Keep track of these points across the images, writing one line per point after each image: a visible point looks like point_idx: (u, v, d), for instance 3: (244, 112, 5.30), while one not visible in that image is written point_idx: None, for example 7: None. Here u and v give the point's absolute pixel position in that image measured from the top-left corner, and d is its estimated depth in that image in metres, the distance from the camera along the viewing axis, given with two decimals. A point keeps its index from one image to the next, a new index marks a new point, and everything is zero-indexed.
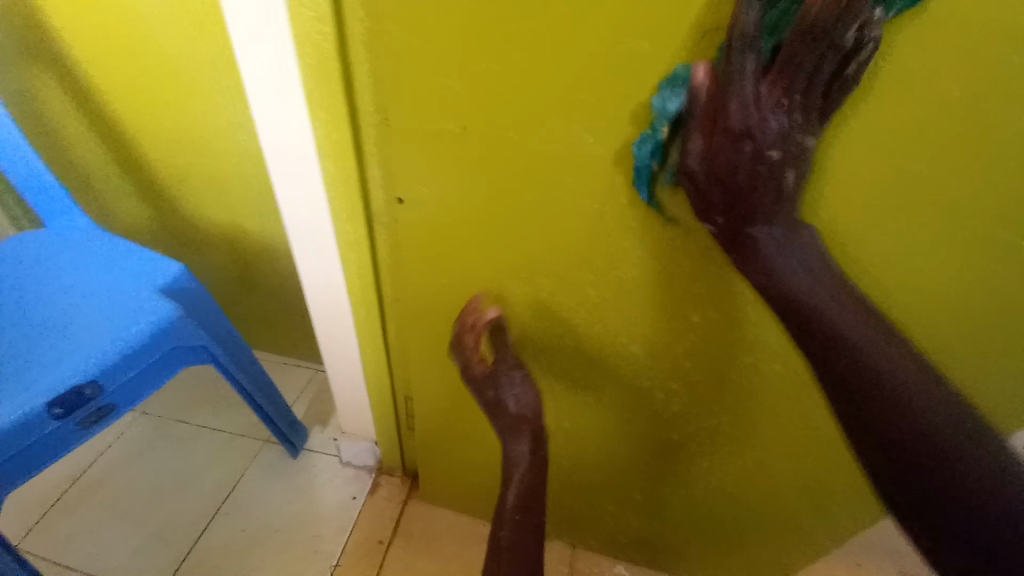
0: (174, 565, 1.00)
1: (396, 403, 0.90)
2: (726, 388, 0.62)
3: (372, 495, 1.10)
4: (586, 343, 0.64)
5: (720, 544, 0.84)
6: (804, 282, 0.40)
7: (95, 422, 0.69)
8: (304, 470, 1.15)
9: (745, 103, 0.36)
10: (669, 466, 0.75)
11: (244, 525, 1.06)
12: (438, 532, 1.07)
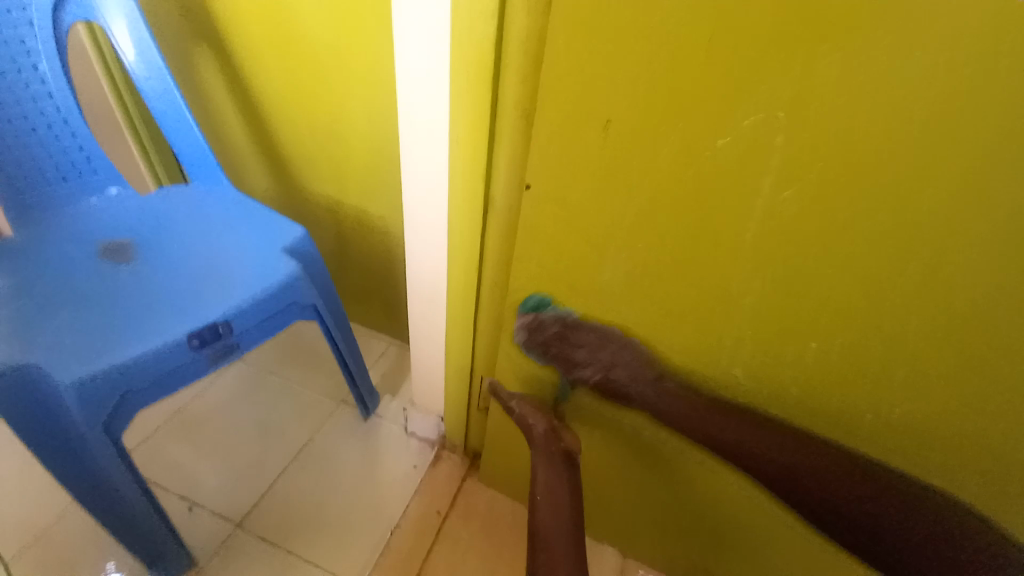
0: (255, 500, 1.12)
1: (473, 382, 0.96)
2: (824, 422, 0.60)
3: (434, 467, 1.18)
4: (680, 355, 0.63)
5: None
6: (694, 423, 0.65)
7: (222, 358, 0.79)
8: (372, 433, 1.24)
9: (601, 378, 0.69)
10: (737, 499, 0.74)
11: (318, 474, 1.16)
12: (492, 514, 1.11)
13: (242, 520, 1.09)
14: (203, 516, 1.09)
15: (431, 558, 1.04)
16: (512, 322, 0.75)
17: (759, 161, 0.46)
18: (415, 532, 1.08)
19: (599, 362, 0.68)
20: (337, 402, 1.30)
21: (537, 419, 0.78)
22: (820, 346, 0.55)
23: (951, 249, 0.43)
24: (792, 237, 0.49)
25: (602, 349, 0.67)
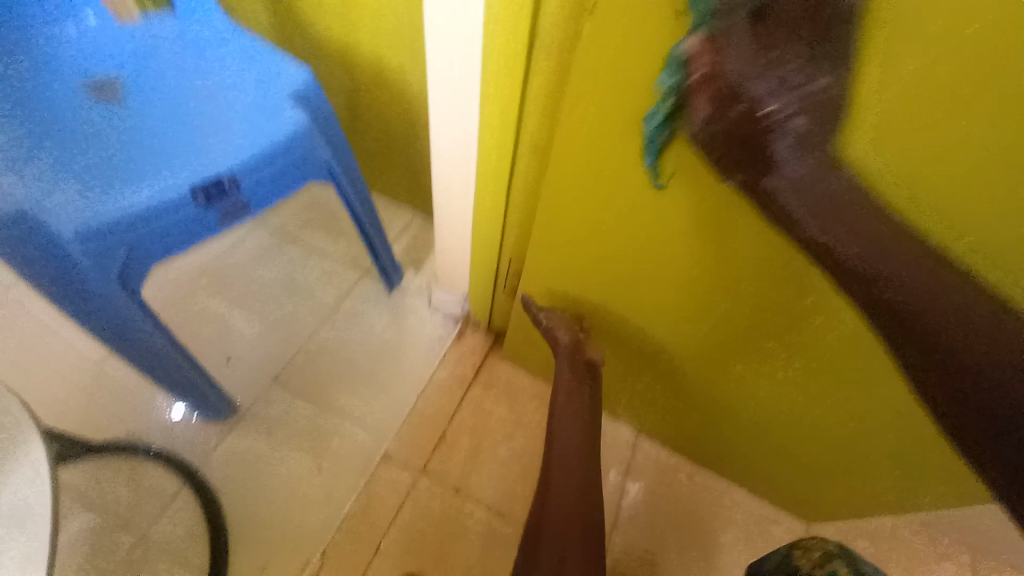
0: (287, 358, 1.17)
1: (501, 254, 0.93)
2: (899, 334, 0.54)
3: (459, 342, 1.18)
4: (751, 260, 0.55)
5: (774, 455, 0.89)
6: (868, 270, 0.42)
7: (232, 216, 0.73)
8: (398, 304, 1.24)
9: (777, 145, 0.38)
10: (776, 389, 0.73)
11: (348, 339, 1.20)
12: (512, 388, 1.14)
13: (278, 377, 1.15)
14: (241, 368, 1.15)
15: (453, 421, 1.09)
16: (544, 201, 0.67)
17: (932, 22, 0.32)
18: (440, 399, 1.11)
19: (796, 125, 0.37)
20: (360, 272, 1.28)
21: (565, 331, 0.80)
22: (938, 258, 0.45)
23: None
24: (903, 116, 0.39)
25: (798, 124, 0.37)
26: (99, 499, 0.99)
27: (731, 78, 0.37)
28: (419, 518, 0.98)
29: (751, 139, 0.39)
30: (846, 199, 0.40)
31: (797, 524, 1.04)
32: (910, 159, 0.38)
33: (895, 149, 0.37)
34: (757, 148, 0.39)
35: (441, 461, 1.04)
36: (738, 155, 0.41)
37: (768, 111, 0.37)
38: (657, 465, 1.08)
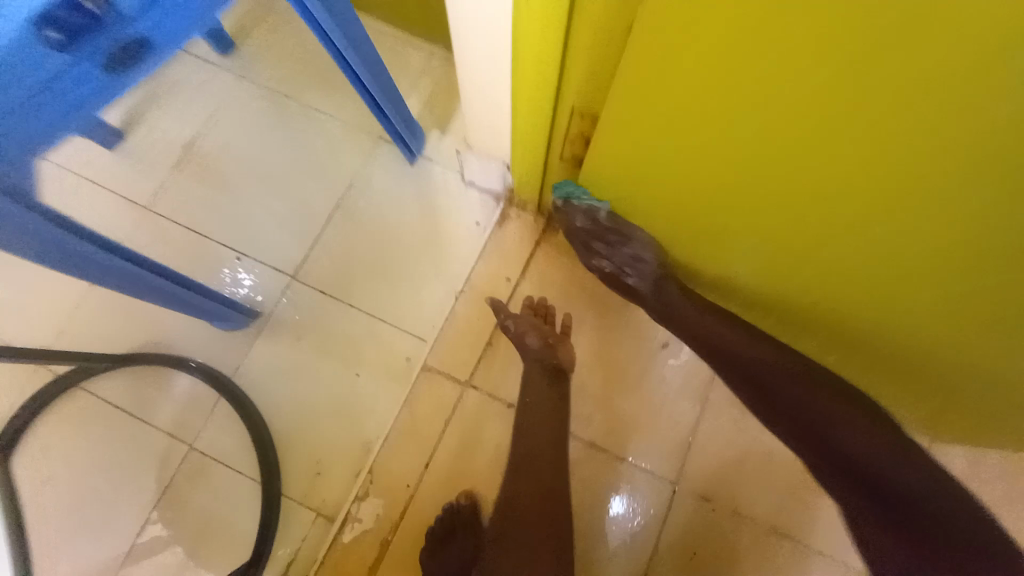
0: (305, 251, 1.01)
1: (557, 114, 0.64)
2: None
3: (502, 227, 0.96)
4: (821, 173, 0.41)
5: (939, 406, 0.70)
6: (719, 332, 0.72)
7: (128, 57, 0.54)
8: (423, 178, 1.02)
9: (616, 263, 0.77)
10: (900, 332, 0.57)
11: (366, 227, 1.00)
12: (573, 284, 0.92)
13: (298, 274, 1.00)
14: (255, 266, 1.01)
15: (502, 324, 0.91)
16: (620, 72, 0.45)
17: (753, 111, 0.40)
18: (483, 298, 0.93)
19: (628, 263, 0.75)
20: (377, 142, 1.05)
21: (534, 338, 0.82)
22: None
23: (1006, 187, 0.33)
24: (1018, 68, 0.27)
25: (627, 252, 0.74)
26: (145, 409, 0.96)
27: (576, 227, 0.76)
28: (470, 435, 0.87)
29: (606, 258, 0.77)
30: (671, 295, 0.75)
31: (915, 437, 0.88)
32: (725, 246, 0.62)
33: (726, 239, 0.60)
34: (611, 270, 0.78)
35: (491, 370, 0.89)
36: (607, 267, 0.78)
37: (610, 252, 0.76)
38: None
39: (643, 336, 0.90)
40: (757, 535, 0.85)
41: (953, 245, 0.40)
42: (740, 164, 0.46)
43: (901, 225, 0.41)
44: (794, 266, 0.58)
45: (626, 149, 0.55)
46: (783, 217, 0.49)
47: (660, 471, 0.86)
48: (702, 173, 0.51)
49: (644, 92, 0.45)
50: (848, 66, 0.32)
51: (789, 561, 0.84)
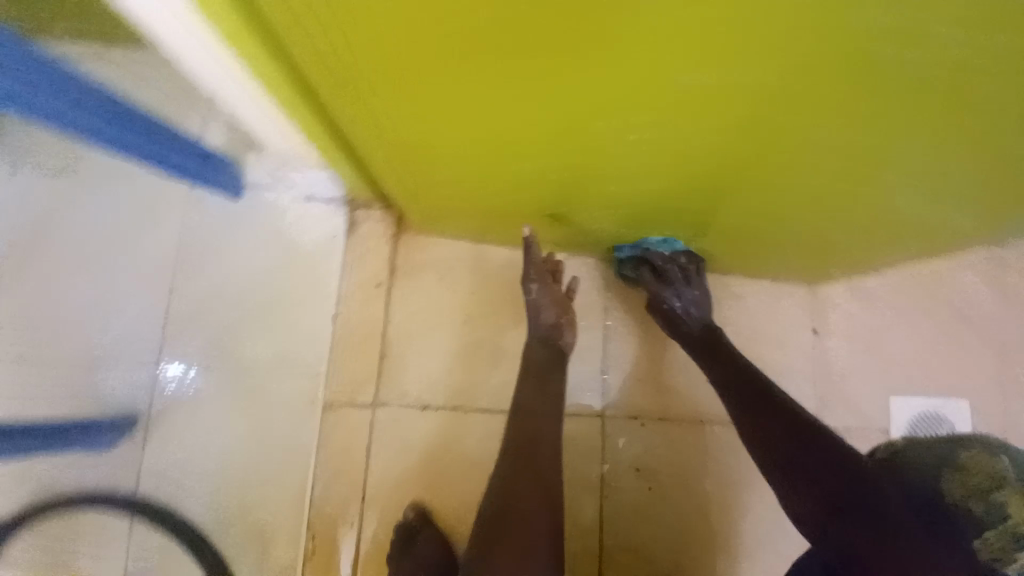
0: (159, 333, 0.91)
1: (327, 107, 0.59)
2: (700, 111, 0.45)
3: (353, 235, 0.90)
4: (522, 126, 0.51)
5: (801, 248, 0.81)
6: (725, 356, 0.78)
7: None
8: (256, 210, 0.94)
9: (672, 295, 0.83)
10: (700, 200, 0.68)
11: (216, 284, 0.92)
12: (448, 263, 0.90)
13: (161, 356, 0.90)
14: (111, 370, 0.90)
15: (391, 329, 0.87)
16: (383, 58, 0.43)
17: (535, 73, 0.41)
18: (361, 314, 0.87)
19: (682, 297, 0.83)
20: (190, 188, 0.95)
21: (549, 314, 0.83)
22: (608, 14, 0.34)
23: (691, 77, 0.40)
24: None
25: (687, 291, 0.82)
26: (57, 561, 0.87)
27: (658, 257, 0.82)
28: (397, 452, 0.84)
29: (667, 292, 0.83)
30: (705, 326, 0.82)
31: (800, 290, 0.93)
32: (541, 196, 0.71)
33: (538, 190, 0.69)
34: (660, 295, 0.84)
35: (397, 379, 0.85)
36: (656, 299, 0.84)
37: (675, 288, 0.82)
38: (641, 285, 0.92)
39: None
40: (689, 429, 0.89)
41: (644, 129, 0.50)
42: (503, 136, 0.54)
43: (606, 132, 0.51)
44: (601, 189, 0.67)
45: (443, 141, 0.57)
46: (549, 158, 0.59)
47: (587, 407, 0.88)
48: (522, 135, 0.53)
49: (372, 102, 0.52)
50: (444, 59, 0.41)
51: (725, 441, 0.89)
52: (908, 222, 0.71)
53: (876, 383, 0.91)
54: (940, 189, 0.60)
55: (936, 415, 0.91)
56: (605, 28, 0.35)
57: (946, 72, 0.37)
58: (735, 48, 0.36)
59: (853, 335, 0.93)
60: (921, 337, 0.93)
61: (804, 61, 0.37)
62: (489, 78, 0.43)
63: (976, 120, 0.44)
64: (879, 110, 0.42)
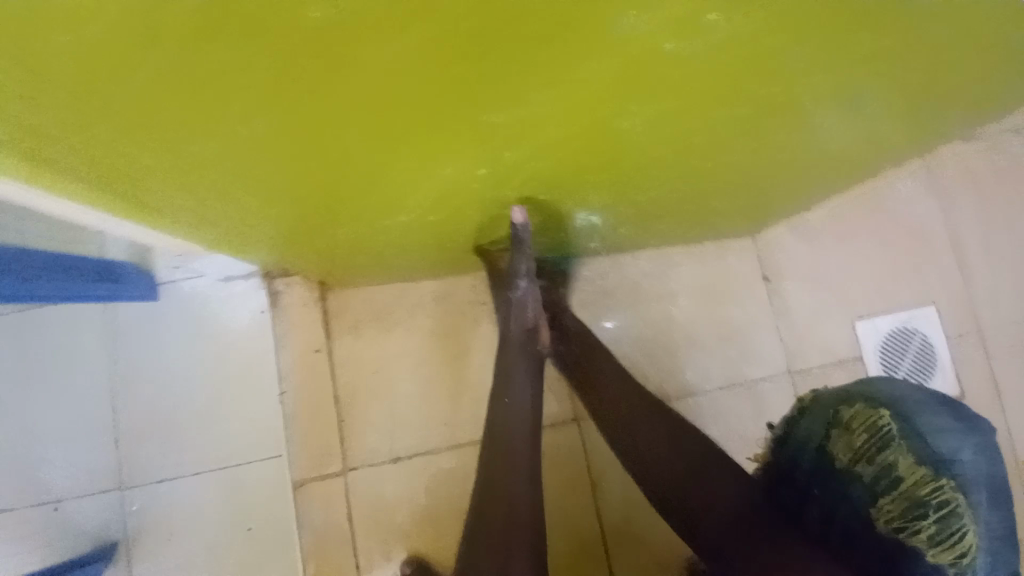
0: (114, 455, 0.87)
1: (201, 213, 0.56)
2: (554, 117, 0.44)
3: (278, 306, 0.86)
4: (391, 169, 0.50)
5: (739, 203, 0.78)
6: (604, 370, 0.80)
7: None
8: (179, 304, 0.90)
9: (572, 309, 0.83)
10: (615, 188, 0.65)
11: (158, 390, 0.88)
12: (384, 308, 0.86)
13: (121, 479, 0.87)
14: (75, 504, 0.86)
15: (342, 390, 0.83)
16: (215, 163, 0.43)
17: (363, 136, 0.41)
18: (306, 385, 0.84)
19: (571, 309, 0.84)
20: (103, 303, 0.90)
21: (530, 312, 0.77)
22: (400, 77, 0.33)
23: (517, 97, 0.39)
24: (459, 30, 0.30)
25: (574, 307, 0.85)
26: None
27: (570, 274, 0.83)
28: (380, 511, 0.82)
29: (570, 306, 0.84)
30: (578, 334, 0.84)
31: (742, 241, 0.91)
32: (453, 220, 0.69)
33: (446, 215, 0.67)
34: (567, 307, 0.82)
35: (362, 438, 0.82)
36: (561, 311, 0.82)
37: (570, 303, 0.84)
38: (590, 279, 0.89)
39: (476, 309, 0.87)
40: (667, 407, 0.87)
41: (511, 146, 0.49)
42: (382, 181, 0.53)
43: (473, 155, 0.50)
44: (509, 202, 0.65)
45: (327, 201, 0.56)
46: (437, 189, 0.58)
47: (560, 414, 0.86)
48: (397, 179, 0.53)
49: (241, 193, 0.51)
50: (282, 146, 0.41)
51: (704, 412, 0.87)
52: (830, 151, 0.68)
53: (838, 312, 0.90)
54: (829, 119, 0.57)
55: (905, 327, 0.90)
56: (394, 91, 0.35)
57: (744, 37, 0.37)
58: (528, 72, 0.36)
59: (806, 271, 0.91)
60: (871, 256, 0.92)
61: (603, 60, 0.37)
62: (323, 151, 0.43)
63: (814, 64, 0.43)
64: (711, 78, 0.42)
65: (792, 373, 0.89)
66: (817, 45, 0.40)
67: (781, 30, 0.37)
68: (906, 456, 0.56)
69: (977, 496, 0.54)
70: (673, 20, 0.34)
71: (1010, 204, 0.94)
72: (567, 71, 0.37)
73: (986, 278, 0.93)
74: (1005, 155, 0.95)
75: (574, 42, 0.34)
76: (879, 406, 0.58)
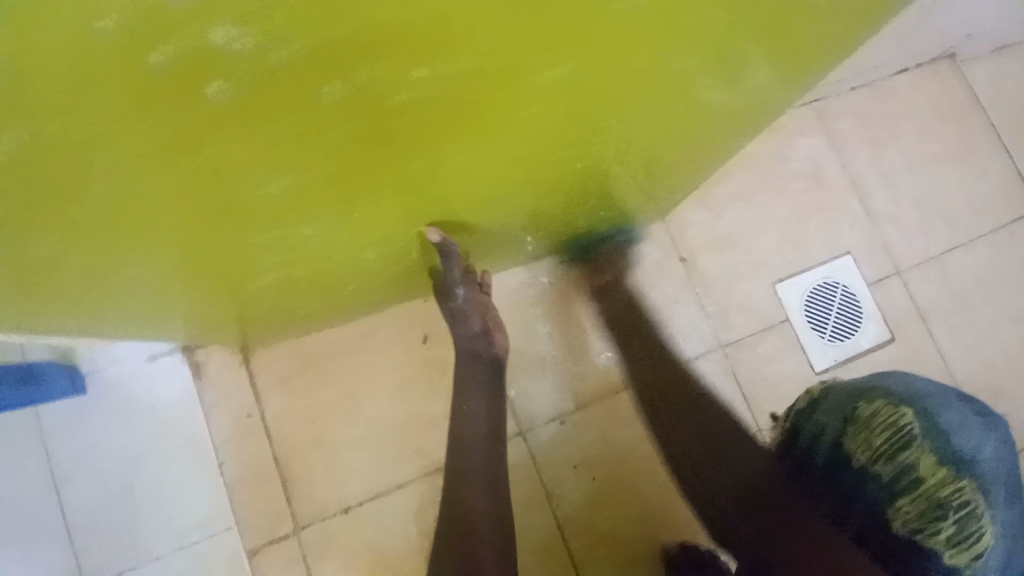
0: (74, 551, 0.81)
1: (69, 306, 0.53)
2: (421, 154, 0.45)
3: (202, 377, 0.85)
4: (268, 226, 0.51)
5: (652, 190, 0.79)
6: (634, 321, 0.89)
7: None
8: (108, 392, 0.84)
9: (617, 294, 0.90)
10: (528, 198, 0.67)
11: (104, 481, 0.83)
12: (309, 362, 0.85)
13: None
14: None
15: (281, 451, 0.83)
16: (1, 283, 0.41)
17: (147, 228, 0.41)
18: (242, 451, 0.83)
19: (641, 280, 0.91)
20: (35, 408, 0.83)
21: (477, 319, 0.79)
22: (228, 154, 0.34)
23: (366, 148, 0.41)
24: (151, 141, 0.30)
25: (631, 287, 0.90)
26: None
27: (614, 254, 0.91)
28: (340, 563, 0.81)
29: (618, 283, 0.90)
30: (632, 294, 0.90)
31: (654, 226, 0.91)
32: (372, 258, 0.70)
33: (357, 254, 0.67)
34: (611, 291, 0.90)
35: (309, 494, 0.82)
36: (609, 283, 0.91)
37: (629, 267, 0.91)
38: (516, 290, 0.89)
39: (399, 345, 0.87)
40: (605, 404, 0.87)
41: (396, 185, 0.50)
42: (280, 235, 0.54)
43: (361, 199, 0.51)
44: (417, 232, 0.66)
45: (231, 263, 0.57)
46: (338, 232, 0.59)
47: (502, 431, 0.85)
48: (229, 247, 0.52)
49: (134, 277, 0.52)
50: (152, 230, 0.42)
51: (646, 401, 0.87)
52: (688, 150, 0.70)
53: (758, 277, 0.91)
54: (664, 116, 0.57)
55: (825, 282, 0.91)
56: (131, 192, 0.34)
57: (479, 77, 0.36)
58: (341, 129, 0.36)
59: (720, 244, 0.92)
60: (782, 218, 0.93)
61: (362, 119, 0.36)
62: (176, 228, 0.43)
63: (588, 81, 0.43)
64: (482, 112, 0.41)
65: (722, 346, 0.89)
66: (574, 68, 0.39)
67: (520, 65, 0.36)
68: (927, 456, 0.67)
69: (994, 495, 0.66)
70: (440, 71, 0.34)
71: (906, 144, 0.96)
72: (402, 118, 0.38)
73: (897, 217, 0.94)
74: (894, 97, 0.97)
75: (290, 122, 0.33)
76: (901, 405, 0.69)
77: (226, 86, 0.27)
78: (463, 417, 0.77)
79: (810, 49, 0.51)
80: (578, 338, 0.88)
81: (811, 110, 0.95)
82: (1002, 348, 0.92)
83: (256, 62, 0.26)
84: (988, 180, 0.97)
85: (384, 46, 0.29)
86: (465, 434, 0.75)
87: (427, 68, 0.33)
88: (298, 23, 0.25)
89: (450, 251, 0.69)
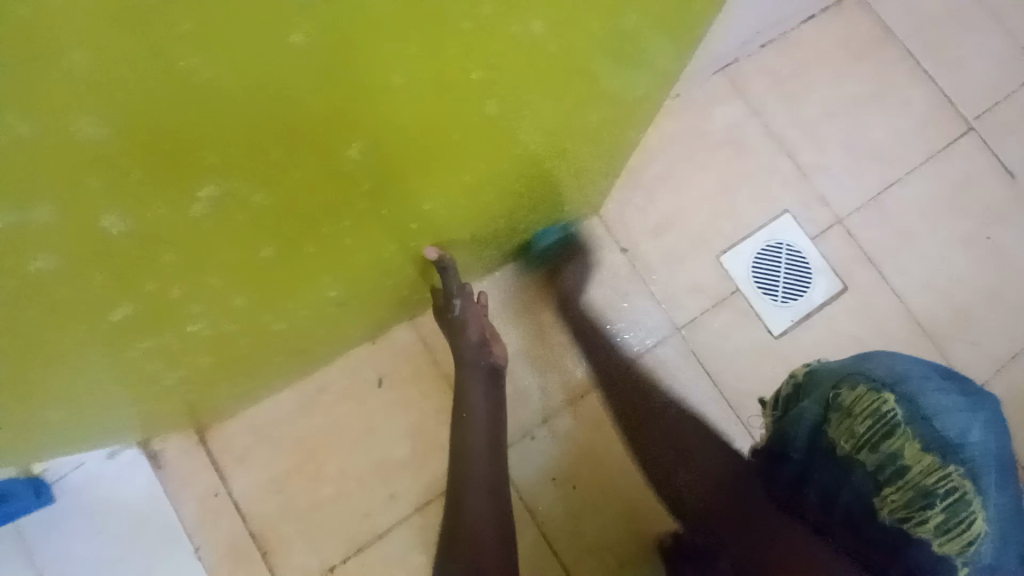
0: None
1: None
2: (306, 236, 0.42)
3: (162, 466, 0.82)
4: (173, 343, 0.48)
5: (586, 190, 0.76)
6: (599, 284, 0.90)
7: None
8: (75, 507, 0.79)
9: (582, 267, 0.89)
10: (476, 223, 0.63)
11: None
12: (270, 429, 0.84)
13: None
14: None
15: (257, 524, 0.82)
16: None
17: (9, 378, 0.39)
18: (217, 532, 0.81)
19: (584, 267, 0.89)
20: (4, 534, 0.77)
21: (475, 327, 0.75)
22: (63, 298, 0.32)
23: (234, 257, 0.39)
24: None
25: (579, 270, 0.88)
26: None
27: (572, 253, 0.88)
28: None
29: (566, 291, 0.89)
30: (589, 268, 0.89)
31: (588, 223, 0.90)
32: (320, 327, 0.68)
33: (299, 332, 0.65)
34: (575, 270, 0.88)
35: (292, 562, 0.81)
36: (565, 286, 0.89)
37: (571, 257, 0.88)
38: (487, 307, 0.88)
39: (356, 394, 0.86)
40: (572, 411, 0.86)
41: (305, 268, 0.49)
42: (197, 344, 0.52)
43: (268, 292, 0.49)
44: (370, 285, 0.64)
45: (152, 378, 0.54)
46: (267, 320, 0.56)
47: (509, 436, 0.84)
48: (136, 368, 0.50)
49: (38, 413, 0.49)
50: (30, 376, 0.40)
51: (615, 400, 0.86)
52: (584, 169, 0.67)
53: (700, 254, 0.90)
54: (533, 152, 0.53)
55: (768, 245, 0.91)
56: None
57: (281, 173, 0.32)
58: (187, 248, 0.34)
59: (657, 228, 0.90)
60: (712, 189, 0.92)
61: (210, 236, 0.35)
62: (58, 366, 0.41)
63: (419, 152, 0.40)
64: (308, 201, 0.37)
65: (679, 329, 0.88)
66: (382, 146, 0.36)
67: (320, 159, 0.33)
68: (912, 443, 0.61)
69: (985, 479, 0.60)
70: (256, 170, 0.31)
71: (823, 92, 0.95)
72: (250, 220, 0.35)
73: (826, 166, 0.94)
74: (801, 46, 0.96)
75: (107, 262, 0.31)
76: (883, 390, 0.62)
77: (41, 254, 0.28)
78: (458, 433, 0.72)
79: (687, 36, 0.49)
80: (534, 351, 0.87)
81: (724, 76, 0.94)
82: (954, 275, 0.91)
83: (17, 228, 0.25)
84: (910, 110, 0.96)
85: (154, 177, 0.27)
86: (468, 447, 0.70)
87: (235, 176, 0.30)
88: (42, 183, 0.24)
89: (449, 266, 0.67)
